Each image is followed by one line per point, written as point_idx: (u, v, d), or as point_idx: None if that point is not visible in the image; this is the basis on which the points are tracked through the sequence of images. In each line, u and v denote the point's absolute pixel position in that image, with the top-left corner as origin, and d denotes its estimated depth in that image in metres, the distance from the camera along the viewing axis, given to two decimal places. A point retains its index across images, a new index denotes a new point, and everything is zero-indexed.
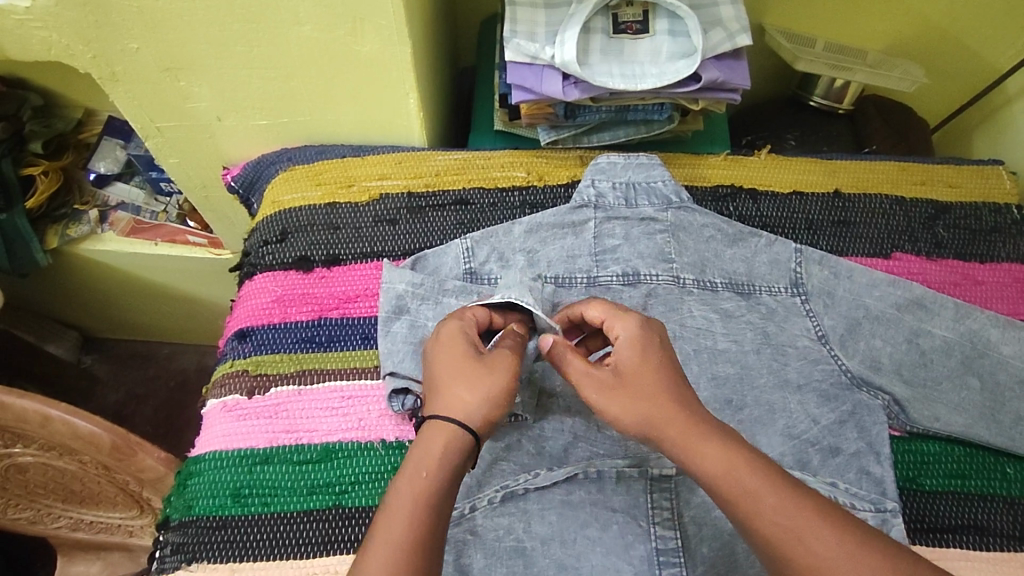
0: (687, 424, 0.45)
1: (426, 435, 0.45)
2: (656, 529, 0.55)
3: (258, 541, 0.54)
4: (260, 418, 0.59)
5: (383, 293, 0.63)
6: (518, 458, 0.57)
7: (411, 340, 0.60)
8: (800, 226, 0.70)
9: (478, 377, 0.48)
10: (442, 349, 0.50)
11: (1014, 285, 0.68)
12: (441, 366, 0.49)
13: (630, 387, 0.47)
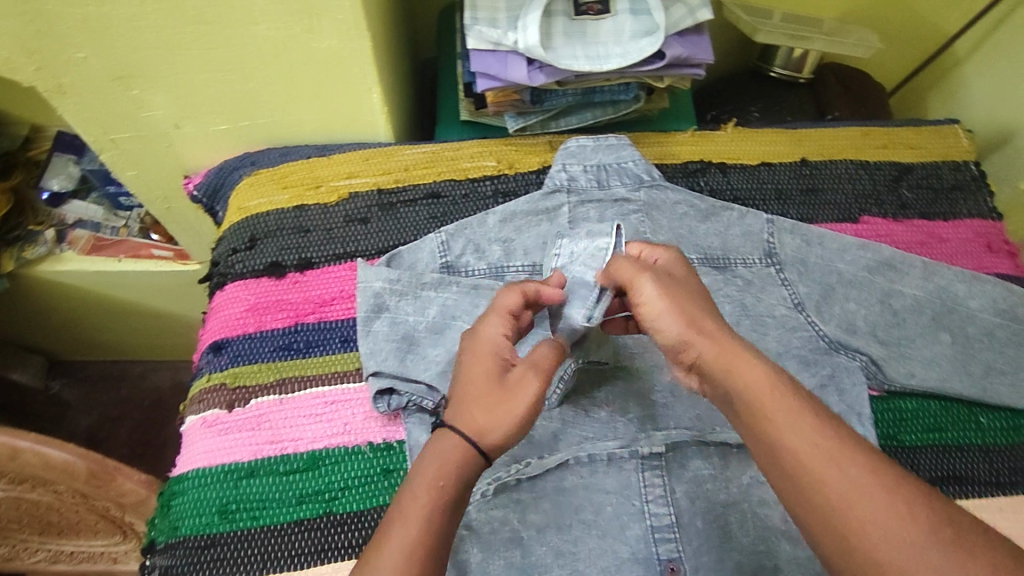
0: (729, 344, 0.44)
1: (436, 444, 0.44)
2: (649, 508, 0.55)
3: (249, 556, 0.53)
4: (242, 431, 0.58)
5: (359, 293, 0.61)
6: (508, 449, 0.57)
7: (393, 338, 0.60)
8: (770, 197, 0.71)
9: (499, 399, 0.44)
10: (476, 359, 0.47)
11: (977, 241, 0.70)
12: (471, 374, 0.46)
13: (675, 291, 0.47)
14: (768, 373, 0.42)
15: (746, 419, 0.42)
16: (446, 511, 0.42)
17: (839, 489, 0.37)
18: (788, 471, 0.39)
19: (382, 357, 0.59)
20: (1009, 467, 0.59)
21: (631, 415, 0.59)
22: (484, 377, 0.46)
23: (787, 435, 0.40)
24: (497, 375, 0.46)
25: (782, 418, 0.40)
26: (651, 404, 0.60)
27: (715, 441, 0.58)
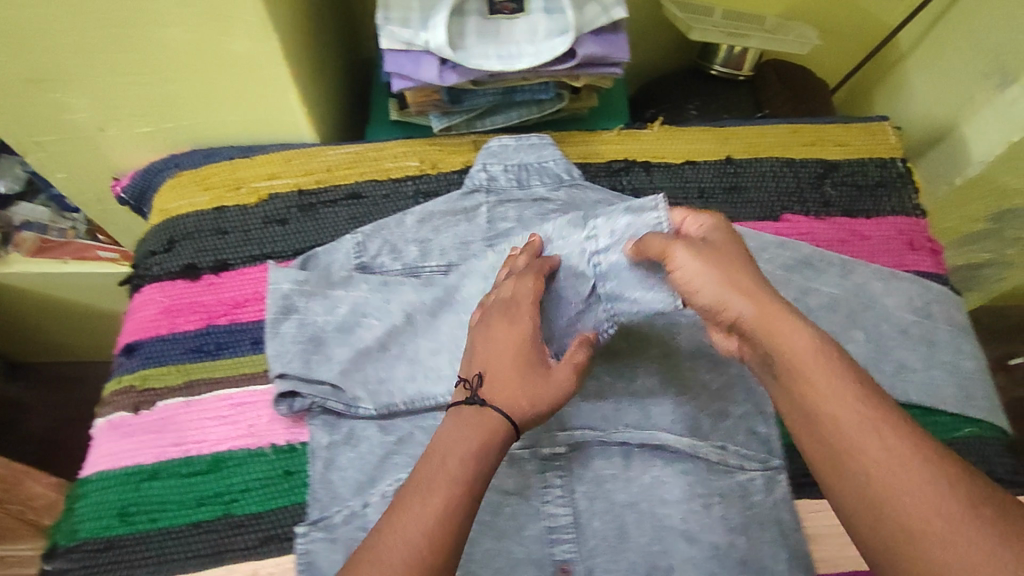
0: (770, 305, 0.44)
1: (476, 420, 0.48)
2: (549, 510, 0.56)
3: (146, 559, 0.54)
4: (147, 433, 0.59)
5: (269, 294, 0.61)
6: (411, 451, 0.57)
7: (299, 340, 0.60)
8: (692, 195, 0.71)
9: (539, 382, 0.51)
10: (507, 343, 0.52)
11: (899, 238, 0.70)
12: (505, 357, 0.51)
13: (720, 255, 0.48)
14: (814, 340, 0.43)
15: (787, 383, 0.43)
16: (473, 494, 0.44)
17: (877, 460, 0.39)
18: (829, 436, 0.41)
19: (299, 356, 0.59)
20: None
21: None
22: (512, 367, 0.50)
23: (827, 400, 0.41)
24: (530, 369, 0.51)
25: (825, 386, 0.41)
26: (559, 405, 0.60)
27: (617, 441, 0.59)
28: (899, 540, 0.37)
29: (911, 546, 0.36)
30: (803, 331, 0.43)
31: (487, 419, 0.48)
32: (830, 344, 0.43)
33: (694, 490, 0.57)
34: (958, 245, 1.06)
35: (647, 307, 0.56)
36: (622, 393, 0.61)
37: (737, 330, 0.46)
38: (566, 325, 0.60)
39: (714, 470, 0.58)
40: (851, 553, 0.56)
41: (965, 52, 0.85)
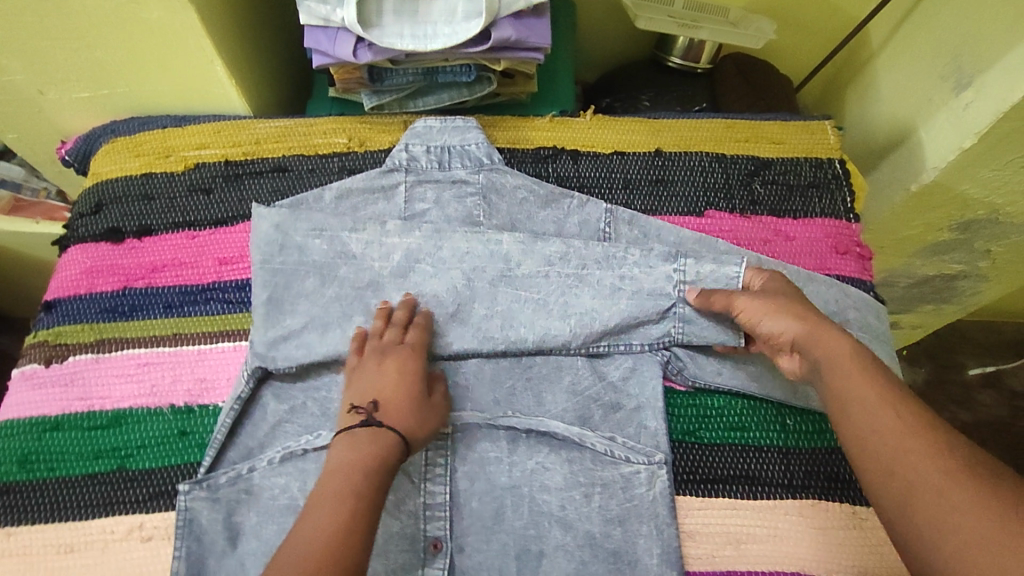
0: (818, 323, 0.53)
1: (379, 440, 0.52)
2: (428, 489, 0.56)
3: (40, 504, 0.57)
4: (55, 386, 0.61)
5: (261, 267, 0.61)
6: (302, 420, 0.59)
7: (262, 307, 0.61)
8: (617, 186, 0.71)
9: (424, 407, 0.56)
10: (398, 372, 0.56)
11: (825, 241, 0.69)
12: (398, 385, 0.56)
13: (776, 294, 0.57)
14: (853, 350, 0.51)
15: (828, 382, 0.50)
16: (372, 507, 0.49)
17: (885, 441, 0.46)
18: (861, 430, 0.47)
19: (317, 330, 0.60)
20: (804, 471, 0.59)
21: None
22: (401, 391, 0.55)
23: (857, 395, 0.48)
24: (415, 394, 0.56)
25: (860, 381, 0.49)
26: (453, 385, 0.60)
27: (503, 425, 0.59)
28: (900, 506, 0.43)
29: (917, 512, 0.42)
30: (845, 342, 0.51)
31: (386, 433, 0.53)
32: (864, 353, 0.51)
33: (577, 479, 0.58)
34: (927, 255, 0.97)
35: (708, 338, 0.61)
36: (518, 377, 0.61)
37: (794, 350, 0.54)
38: (581, 335, 0.61)
39: (600, 461, 0.58)
40: (727, 552, 0.56)
41: (922, 56, 0.83)
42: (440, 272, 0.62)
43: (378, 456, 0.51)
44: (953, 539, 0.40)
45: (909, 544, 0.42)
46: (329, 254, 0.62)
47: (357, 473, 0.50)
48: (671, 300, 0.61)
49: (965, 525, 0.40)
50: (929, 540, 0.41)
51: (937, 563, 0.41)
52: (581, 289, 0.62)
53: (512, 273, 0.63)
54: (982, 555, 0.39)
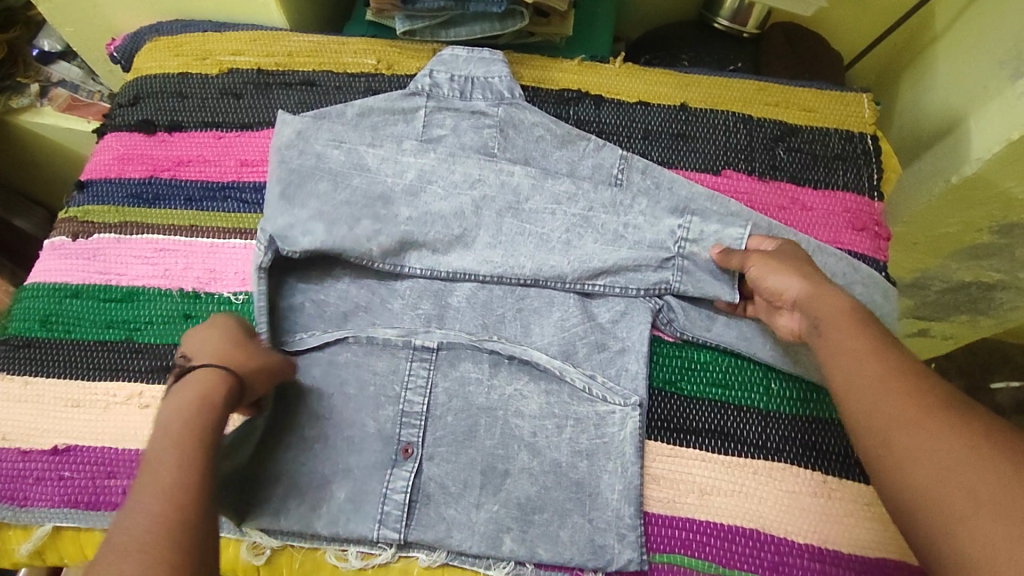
0: (817, 283, 0.53)
1: (186, 399, 0.49)
2: (406, 398, 0.59)
3: (53, 361, 0.61)
4: (79, 258, 0.65)
5: (275, 160, 0.63)
6: (299, 317, 0.62)
7: (278, 185, 0.62)
8: (636, 135, 0.71)
9: (242, 358, 0.53)
10: (212, 336, 0.54)
11: (843, 215, 0.67)
12: (212, 348, 0.53)
13: (785, 256, 0.56)
14: (851, 305, 0.50)
15: (823, 336, 0.50)
16: (191, 482, 0.44)
17: (868, 383, 0.45)
18: (844, 375, 0.47)
19: (327, 225, 0.61)
20: (781, 435, 0.58)
21: (421, 310, 0.62)
22: (217, 347, 0.53)
23: (849, 343, 0.48)
24: (234, 349, 0.52)
25: (850, 330, 0.48)
26: (443, 306, 0.63)
27: (488, 349, 0.61)
28: (876, 444, 0.43)
29: (897, 449, 0.41)
30: (844, 298, 0.51)
31: (206, 381, 0.50)
32: (862, 309, 0.50)
33: (551, 409, 0.59)
34: (963, 258, 0.85)
35: (703, 291, 0.61)
36: (509, 307, 0.63)
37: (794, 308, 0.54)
38: (578, 271, 0.62)
39: (577, 396, 0.59)
40: (690, 500, 0.56)
41: (985, 39, 0.77)
42: (449, 193, 0.63)
43: (202, 406, 0.48)
44: (925, 467, 0.39)
45: (886, 483, 0.41)
46: (345, 165, 0.63)
47: (181, 427, 0.47)
48: (672, 252, 0.61)
49: (937, 454, 0.39)
50: (903, 474, 0.40)
51: (912, 493, 0.39)
52: (585, 231, 0.62)
53: (519, 206, 0.63)
54: (960, 481, 0.38)
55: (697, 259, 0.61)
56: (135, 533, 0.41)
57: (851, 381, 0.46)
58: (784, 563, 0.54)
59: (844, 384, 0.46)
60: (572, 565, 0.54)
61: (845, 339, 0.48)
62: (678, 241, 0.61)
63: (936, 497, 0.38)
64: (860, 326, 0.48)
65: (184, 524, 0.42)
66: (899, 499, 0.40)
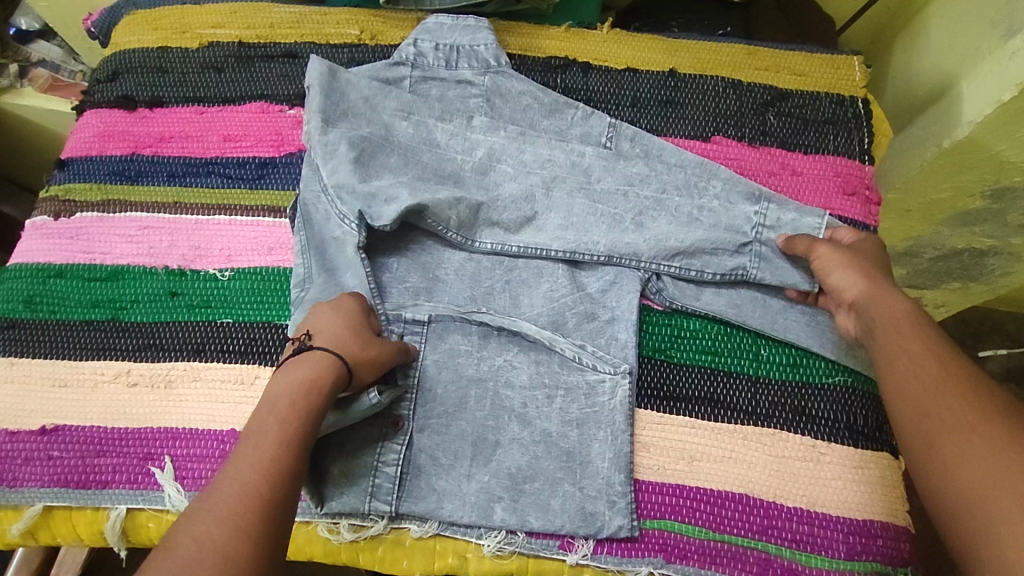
0: (880, 283, 0.53)
1: (293, 375, 0.50)
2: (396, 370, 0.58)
3: (39, 341, 0.61)
4: (61, 238, 0.65)
5: (343, 132, 0.63)
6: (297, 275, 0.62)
7: (352, 153, 0.63)
8: (624, 103, 0.70)
9: (363, 342, 0.54)
10: (333, 315, 0.55)
11: (833, 179, 0.67)
12: (334, 327, 0.54)
13: (854, 253, 0.56)
14: (912, 308, 0.50)
15: (879, 337, 0.50)
16: (283, 458, 0.46)
17: (919, 388, 0.45)
18: (898, 376, 0.47)
19: (409, 190, 0.62)
20: (770, 400, 0.58)
21: (409, 283, 0.62)
22: (336, 326, 0.54)
23: (903, 344, 0.48)
24: (356, 339, 0.54)
25: (906, 332, 0.48)
26: (433, 279, 0.62)
27: (476, 321, 0.60)
28: (921, 448, 0.43)
29: (942, 454, 0.42)
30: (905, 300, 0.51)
31: (325, 361, 0.51)
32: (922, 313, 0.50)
33: (541, 380, 0.59)
34: (955, 224, 0.85)
35: (782, 279, 0.60)
36: (498, 279, 0.63)
37: (852, 309, 0.54)
38: (655, 250, 0.61)
39: (566, 365, 0.59)
40: (678, 467, 0.56)
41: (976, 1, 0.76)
42: (520, 173, 0.66)
43: (309, 384, 0.50)
44: (980, 474, 0.40)
45: (928, 485, 0.42)
46: (414, 139, 0.65)
47: (288, 402, 0.49)
48: (749, 236, 0.62)
49: (993, 462, 0.39)
50: (948, 477, 0.41)
51: (953, 496, 0.40)
52: (659, 213, 0.63)
53: (591, 185, 0.65)
54: (1001, 488, 0.38)
55: (773, 245, 0.61)
56: (227, 502, 0.43)
57: (899, 385, 0.47)
58: (773, 526, 0.54)
59: (896, 387, 0.47)
60: (563, 534, 0.54)
61: (897, 342, 0.48)
62: (755, 227, 0.62)
63: (977, 501, 0.39)
64: (914, 330, 0.48)
65: (272, 498, 0.44)
66: (945, 502, 0.41)
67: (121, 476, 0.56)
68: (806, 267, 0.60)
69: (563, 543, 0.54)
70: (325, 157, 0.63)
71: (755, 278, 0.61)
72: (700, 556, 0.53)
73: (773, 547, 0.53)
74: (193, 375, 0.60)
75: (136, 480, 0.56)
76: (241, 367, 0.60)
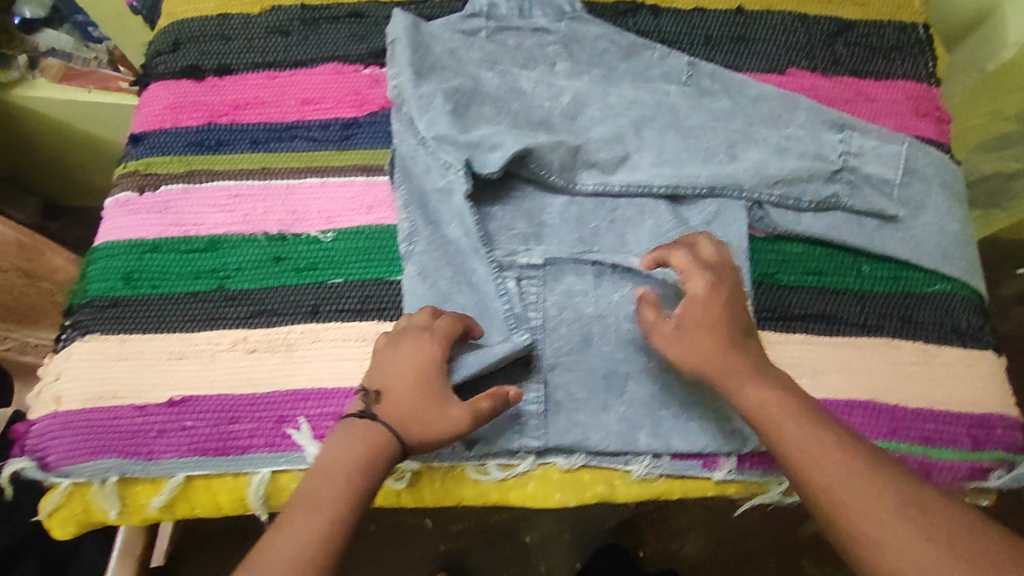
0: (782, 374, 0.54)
1: (347, 437, 0.50)
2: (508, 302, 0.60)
3: (146, 317, 0.60)
4: (149, 213, 0.63)
5: (437, 87, 0.63)
6: (401, 227, 0.61)
7: (448, 106, 0.62)
8: (698, 42, 0.70)
9: (432, 414, 0.51)
10: (409, 373, 0.52)
11: (905, 103, 0.69)
12: (404, 389, 0.51)
13: (695, 335, 0.54)
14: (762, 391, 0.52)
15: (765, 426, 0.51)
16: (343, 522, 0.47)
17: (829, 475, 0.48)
18: (794, 459, 0.49)
19: (512, 137, 0.62)
20: (878, 311, 0.61)
21: (516, 230, 0.62)
22: (408, 389, 0.51)
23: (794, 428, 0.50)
24: (430, 409, 0.51)
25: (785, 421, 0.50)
26: (538, 225, 0.63)
27: (590, 260, 0.61)
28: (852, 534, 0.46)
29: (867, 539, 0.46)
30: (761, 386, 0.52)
31: (371, 437, 0.50)
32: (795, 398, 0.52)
33: (659, 312, 0.60)
34: (990, 148, 0.89)
35: (872, 203, 0.63)
36: (602, 220, 0.63)
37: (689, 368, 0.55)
38: (757, 179, 0.62)
39: (682, 296, 0.60)
40: (803, 381, 0.58)
41: None
42: (610, 115, 0.65)
43: (362, 448, 0.50)
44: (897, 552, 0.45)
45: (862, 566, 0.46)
46: (502, 89, 0.65)
47: (342, 464, 0.49)
48: (837, 165, 0.63)
49: (912, 535, 0.45)
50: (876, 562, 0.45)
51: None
52: (751, 145, 0.64)
53: (681, 122, 0.65)
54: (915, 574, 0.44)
55: (860, 172, 0.63)
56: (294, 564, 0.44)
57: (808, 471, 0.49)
58: (900, 426, 0.57)
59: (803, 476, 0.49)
60: (706, 453, 0.56)
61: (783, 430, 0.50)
62: (842, 156, 0.64)
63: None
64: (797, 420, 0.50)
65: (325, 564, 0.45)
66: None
67: (259, 440, 0.56)
68: (888, 193, 0.63)
69: (705, 462, 0.57)
70: (420, 111, 0.62)
71: (848, 204, 0.62)
72: None
73: (905, 446, 0.56)
74: (313, 336, 0.59)
75: (275, 442, 0.56)
76: (362, 325, 0.60)
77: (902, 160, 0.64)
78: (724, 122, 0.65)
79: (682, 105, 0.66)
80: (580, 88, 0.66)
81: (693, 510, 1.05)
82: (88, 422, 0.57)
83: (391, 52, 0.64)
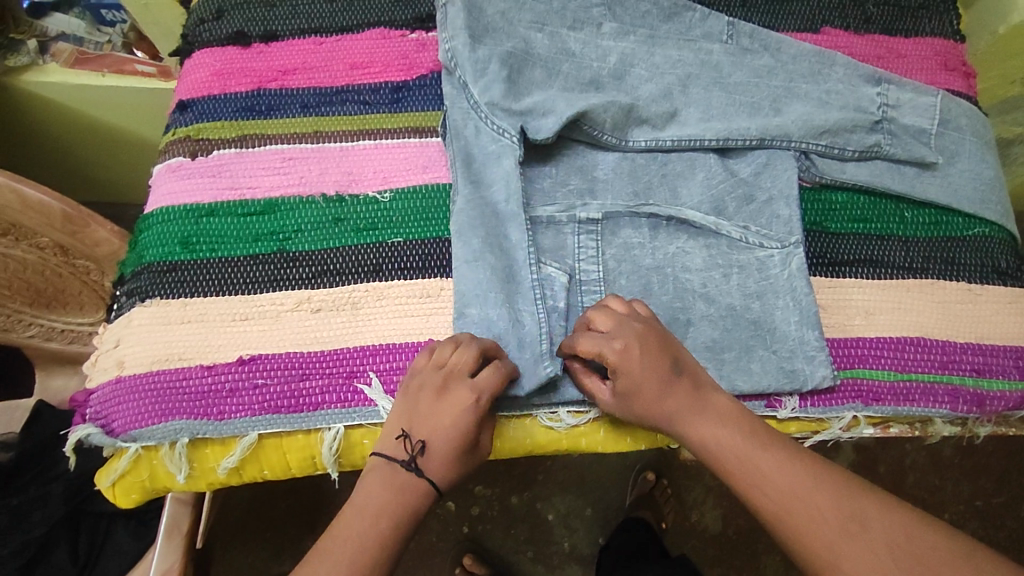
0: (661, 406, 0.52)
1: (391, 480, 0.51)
2: (541, 265, 0.60)
3: (205, 281, 0.60)
4: (203, 177, 0.63)
5: (490, 48, 0.64)
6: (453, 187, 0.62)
7: (500, 67, 0.63)
8: (734, 3, 0.72)
9: (471, 458, 0.53)
10: (449, 426, 0.51)
11: (935, 58, 0.72)
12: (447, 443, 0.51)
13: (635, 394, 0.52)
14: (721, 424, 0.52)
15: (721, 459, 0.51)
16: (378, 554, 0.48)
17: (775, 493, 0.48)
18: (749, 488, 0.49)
19: (564, 101, 0.63)
20: (923, 255, 0.63)
21: (571, 186, 0.63)
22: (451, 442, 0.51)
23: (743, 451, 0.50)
24: (468, 456, 0.53)
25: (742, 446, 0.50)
26: (592, 180, 0.64)
27: (646, 213, 0.62)
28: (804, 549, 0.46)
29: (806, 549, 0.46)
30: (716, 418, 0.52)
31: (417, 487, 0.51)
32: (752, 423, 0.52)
33: (715, 261, 0.61)
34: (992, 113, 0.93)
35: (911, 152, 0.65)
36: (654, 174, 0.65)
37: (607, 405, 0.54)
38: (804, 130, 0.64)
39: (735, 246, 0.62)
40: (858, 321, 0.61)
41: None
42: (656, 74, 0.67)
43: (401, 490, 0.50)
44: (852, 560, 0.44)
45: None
46: (552, 50, 0.66)
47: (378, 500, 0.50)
48: (877, 116, 0.65)
49: (855, 547, 0.44)
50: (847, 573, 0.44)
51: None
52: (793, 100, 0.66)
53: (724, 80, 0.67)
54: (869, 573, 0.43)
55: (899, 122, 0.65)
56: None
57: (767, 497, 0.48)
58: (952, 360, 0.59)
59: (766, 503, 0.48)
60: (770, 392, 0.57)
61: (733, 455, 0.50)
62: (881, 107, 0.66)
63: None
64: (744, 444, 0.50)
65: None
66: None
67: (330, 397, 0.56)
68: (926, 143, 0.65)
69: (770, 401, 0.58)
70: (474, 72, 0.63)
71: (890, 153, 0.65)
72: (895, 396, 0.58)
73: (956, 378, 0.59)
74: (377, 294, 0.59)
75: (346, 399, 0.56)
76: (425, 282, 0.60)
77: (937, 111, 0.66)
78: (766, 77, 0.67)
79: (724, 62, 0.68)
80: (626, 48, 0.67)
81: (709, 480, 1.05)
82: (156, 384, 0.56)
83: (445, 15, 0.65)
